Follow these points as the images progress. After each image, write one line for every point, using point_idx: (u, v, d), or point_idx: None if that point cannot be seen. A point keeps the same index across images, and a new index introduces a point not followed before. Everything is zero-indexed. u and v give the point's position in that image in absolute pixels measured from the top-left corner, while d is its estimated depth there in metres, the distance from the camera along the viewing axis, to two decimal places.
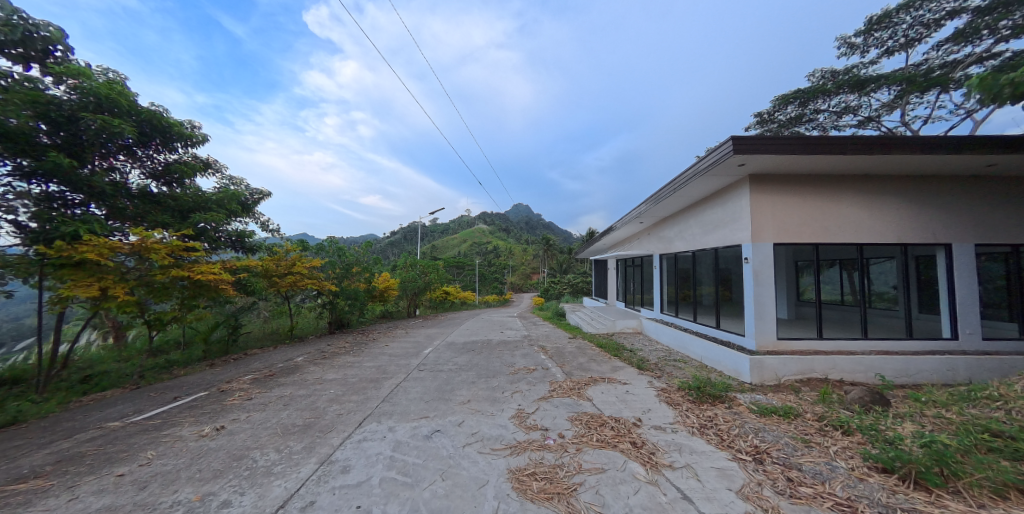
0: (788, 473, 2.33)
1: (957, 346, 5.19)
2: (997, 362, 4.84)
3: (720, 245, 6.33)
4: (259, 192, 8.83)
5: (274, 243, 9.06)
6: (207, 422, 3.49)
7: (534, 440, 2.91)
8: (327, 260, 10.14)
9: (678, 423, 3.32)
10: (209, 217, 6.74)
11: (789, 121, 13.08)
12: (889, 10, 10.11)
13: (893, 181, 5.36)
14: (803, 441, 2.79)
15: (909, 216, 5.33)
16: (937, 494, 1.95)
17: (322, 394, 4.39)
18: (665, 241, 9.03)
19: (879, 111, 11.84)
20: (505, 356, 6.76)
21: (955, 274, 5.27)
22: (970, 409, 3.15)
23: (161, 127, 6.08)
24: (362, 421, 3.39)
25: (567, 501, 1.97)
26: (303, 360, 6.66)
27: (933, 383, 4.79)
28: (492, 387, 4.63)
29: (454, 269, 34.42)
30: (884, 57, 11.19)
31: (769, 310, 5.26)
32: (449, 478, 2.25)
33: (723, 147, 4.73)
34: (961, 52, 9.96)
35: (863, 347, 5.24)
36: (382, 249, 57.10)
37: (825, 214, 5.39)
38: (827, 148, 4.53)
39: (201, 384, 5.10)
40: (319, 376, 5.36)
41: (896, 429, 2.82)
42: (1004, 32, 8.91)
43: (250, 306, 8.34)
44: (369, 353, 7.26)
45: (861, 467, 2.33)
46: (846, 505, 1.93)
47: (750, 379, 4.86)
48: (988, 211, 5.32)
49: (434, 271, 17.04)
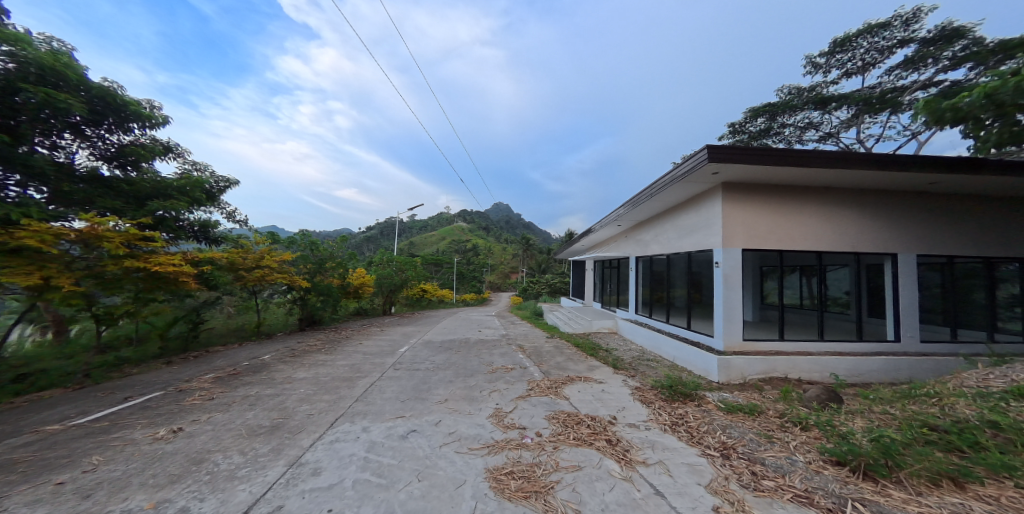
0: (753, 467, 2.45)
1: (900, 348, 5.65)
2: (932, 362, 5.33)
3: (694, 249, 6.55)
4: (226, 179, 8.29)
5: (242, 235, 8.62)
6: (163, 423, 3.26)
7: (512, 439, 2.90)
8: (298, 254, 9.68)
9: (652, 421, 3.42)
10: (169, 204, 6.25)
11: (758, 133, 13.74)
12: (849, 33, 10.85)
13: (853, 194, 5.76)
14: (766, 436, 2.95)
15: (865, 226, 5.74)
16: (883, 484, 2.12)
17: (292, 393, 4.21)
18: (642, 243, 9.21)
19: (838, 128, 12.70)
20: (483, 355, 6.69)
21: (899, 282, 5.72)
22: (912, 406, 3.43)
23: (116, 105, 5.60)
24: (334, 422, 3.27)
25: (545, 500, 1.98)
26: (271, 358, 6.35)
27: (880, 382, 5.19)
28: (469, 387, 4.59)
29: (432, 267, 33.99)
30: (844, 78, 11.98)
31: (737, 312, 5.53)
32: (426, 479, 2.21)
33: (698, 155, 4.93)
34: (909, 77, 10.84)
35: (821, 349, 5.60)
36: (357, 247, 54.95)
37: (792, 222, 5.72)
38: (795, 160, 4.79)
39: (158, 383, 4.76)
40: (288, 375, 5.12)
41: (848, 425, 3.04)
42: (945, 62, 9.78)
43: (213, 301, 7.83)
44: (342, 351, 7.02)
45: (817, 461, 2.49)
46: (804, 497, 2.07)
47: (718, 377, 5.09)
48: (928, 225, 5.81)
49: (411, 268, 16.74)
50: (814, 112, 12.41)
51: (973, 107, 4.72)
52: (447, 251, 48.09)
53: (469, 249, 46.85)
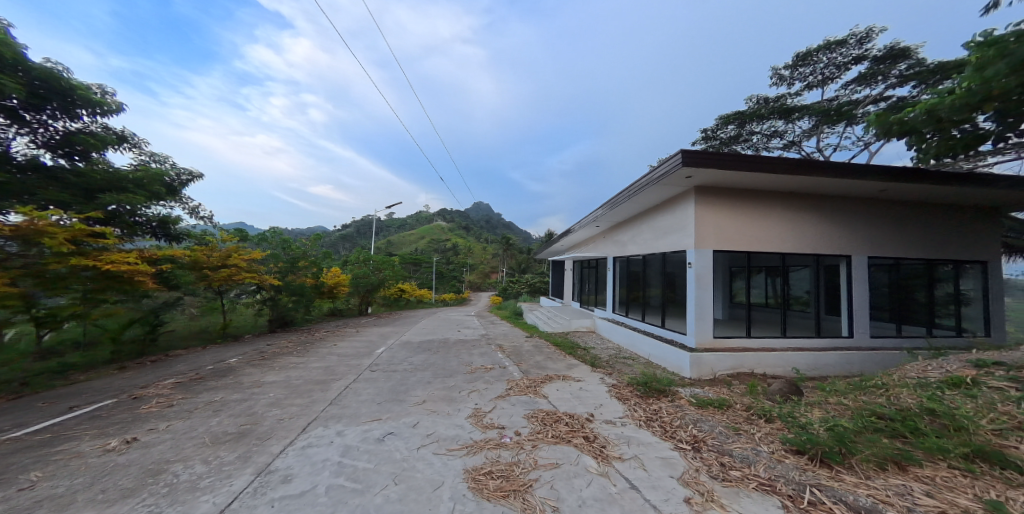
0: (721, 459, 2.57)
1: (853, 343, 6.08)
2: (881, 356, 5.77)
3: (668, 250, 6.77)
4: (188, 172, 7.81)
5: (207, 232, 8.19)
6: (116, 433, 3.03)
7: (491, 439, 2.90)
8: (268, 252, 9.27)
9: (628, 417, 3.52)
10: (123, 198, 5.82)
11: (729, 139, 14.36)
12: (810, 49, 11.54)
13: (814, 199, 6.14)
14: (734, 429, 3.10)
15: (824, 230, 6.14)
16: (837, 470, 2.27)
17: (261, 398, 4.03)
18: (620, 244, 9.43)
19: (801, 137, 13.47)
20: (463, 356, 6.64)
21: (853, 282, 6.16)
22: (862, 396, 3.70)
23: (61, 88, 5.19)
24: (307, 426, 3.15)
25: (523, 499, 1.99)
26: (238, 361, 6.05)
27: (836, 375, 5.57)
28: (449, 387, 4.55)
29: (411, 266, 33.40)
30: (806, 90, 12.72)
31: (708, 311, 5.77)
32: (403, 482, 2.18)
33: (673, 159, 5.10)
34: (863, 92, 11.64)
35: (784, 345, 5.94)
36: (332, 245, 53.07)
37: (759, 225, 6.02)
38: (762, 166, 5.04)
39: (110, 391, 4.43)
40: (257, 379, 4.89)
41: (807, 415, 3.24)
42: (893, 79, 10.58)
43: (175, 302, 7.30)
44: (316, 353, 6.78)
45: (779, 450, 2.63)
46: (767, 485, 2.19)
47: (690, 374, 5.29)
48: (878, 230, 6.28)
49: (389, 267, 16.38)
50: (779, 121, 13.10)
51: (916, 121, 5.19)
52: (426, 250, 47.32)
53: (449, 249, 46.29)
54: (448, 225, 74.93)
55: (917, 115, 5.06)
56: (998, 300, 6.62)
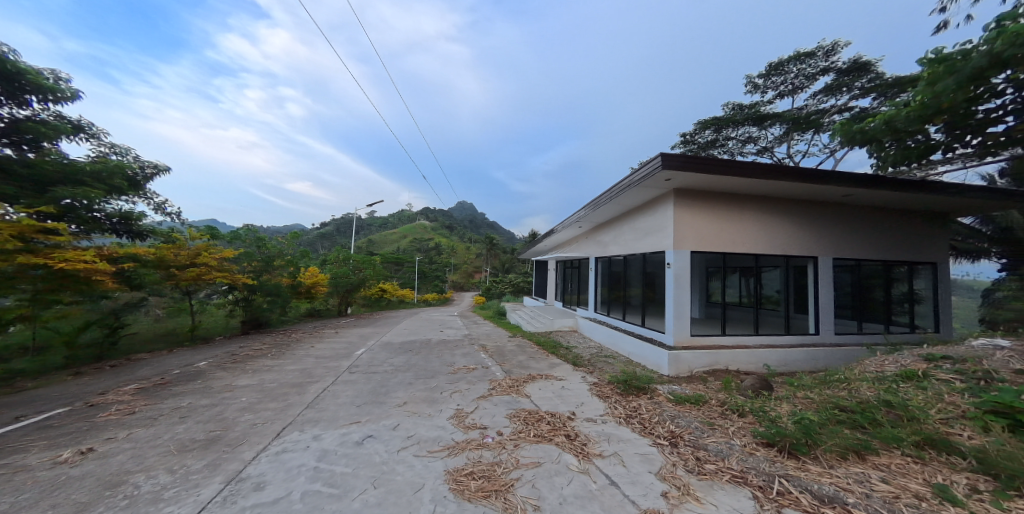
0: (697, 453, 2.66)
1: (819, 339, 6.41)
2: (844, 352, 6.11)
3: (648, 251, 6.93)
4: (153, 165, 7.39)
5: (174, 230, 7.79)
6: (69, 444, 2.83)
7: (473, 439, 2.89)
8: (242, 250, 8.88)
9: (608, 415, 3.58)
10: (80, 192, 5.45)
11: (706, 144, 14.84)
12: (782, 59, 12.07)
13: (784, 203, 6.43)
14: (709, 424, 3.21)
15: (793, 232, 6.44)
16: (803, 460, 2.39)
17: (232, 403, 3.86)
18: (602, 245, 9.57)
19: (773, 143, 14.08)
20: (445, 356, 6.58)
21: (819, 282, 6.48)
22: (827, 390, 3.90)
23: (9, 72, 4.82)
24: (281, 431, 3.04)
25: (505, 498, 1.99)
26: (208, 365, 5.77)
27: (803, 371, 5.85)
28: (430, 388, 4.50)
29: (392, 266, 32.81)
30: (778, 99, 13.31)
31: (686, 310, 5.94)
32: (382, 485, 2.14)
33: (653, 162, 5.22)
34: (829, 102, 12.29)
35: (756, 342, 6.19)
36: (310, 244, 51.45)
37: (734, 227, 6.25)
38: (737, 171, 5.23)
39: (63, 398, 4.14)
40: (228, 383, 4.68)
41: (777, 409, 3.40)
42: (856, 91, 11.22)
43: (138, 302, 6.91)
44: (292, 356, 6.55)
45: (751, 443, 2.74)
46: (740, 477, 2.27)
47: (668, 371, 5.43)
48: (843, 233, 6.64)
49: (370, 267, 16.04)
50: (752, 127, 13.65)
51: (877, 131, 5.53)
52: (408, 250, 46.57)
53: (432, 249, 45.73)
54: (431, 224, 73.92)
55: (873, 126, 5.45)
56: (947, 299, 7.13)
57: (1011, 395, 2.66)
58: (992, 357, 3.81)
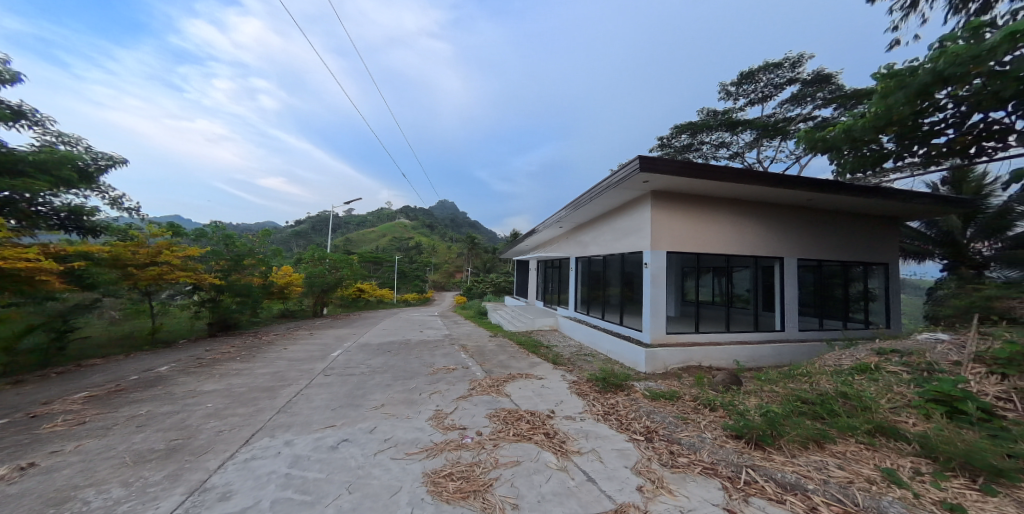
0: (671, 447, 2.75)
1: (784, 336, 6.77)
2: (807, 347, 6.48)
3: (627, 251, 7.09)
4: (107, 156, 6.88)
5: (132, 226, 7.30)
6: (7, 460, 2.60)
7: (452, 440, 2.87)
8: (209, 249, 8.42)
9: (587, 412, 3.64)
10: (22, 184, 5.01)
11: (682, 148, 15.33)
12: (753, 68, 12.64)
13: (753, 206, 6.73)
14: (682, 418, 3.32)
15: (762, 234, 6.75)
16: (768, 451, 2.52)
17: (196, 409, 3.66)
18: (582, 245, 9.69)
19: (744, 149, 14.71)
20: (425, 357, 6.49)
21: (785, 281, 6.84)
22: (790, 384, 4.13)
23: None
24: (250, 438, 2.91)
25: (483, 498, 1.99)
26: (169, 370, 5.44)
27: (770, 366, 6.16)
28: (409, 389, 4.43)
29: (371, 265, 32.05)
30: (749, 106, 13.92)
31: (662, 308, 6.12)
32: (358, 490, 2.09)
33: (631, 164, 5.35)
34: (795, 111, 12.97)
35: (727, 339, 6.46)
36: (283, 242, 49.45)
37: (707, 228, 6.50)
38: (710, 174, 5.44)
39: (1, 410, 3.78)
40: (192, 388, 4.43)
41: (745, 403, 3.56)
42: (819, 101, 11.90)
43: (90, 304, 6.43)
44: (263, 359, 6.28)
45: (721, 436, 2.86)
46: (710, 469, 2.37)
47: (645, 368, 5.58)
48: (806, 235, 7.03)
49: (347, 266, 15.60)
50: (725, 133, 14.21)
51: (836, 139, 5.89)
52: (388, 249, 45.59)
53: (412, 248, 44.95)
54: (411, 223, 72.80)
55: (833, 134, 5.79)
56: (897, 296, 7.70)
57: (951, 385, 2.90)
58: (934, 350, 4.14)
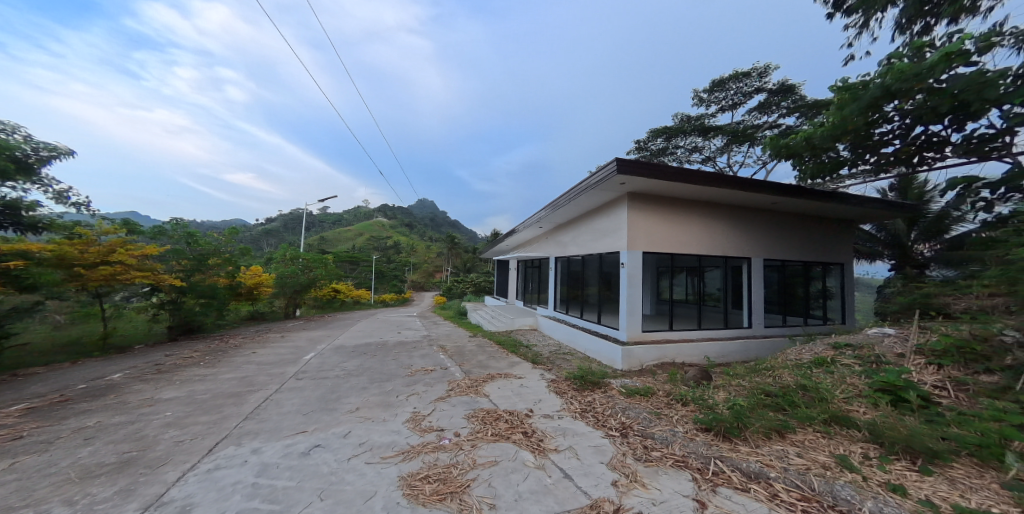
0: (645, 442, 2.83)
1: (751, 332, 7.12)
2: (771, 343, 6.85)
3: (605, 251, 7.24)
4: (50, 147, 6.32)
5: (81, 223, 6.76)
6: None
7: (429, 442, 2.84)
8: (169, 248, 7.92)
9: (564, 410, 3.69)
10: None
11: (657, 151, 15.80)
12: (723, 77, 13.19)
13: (723, 209, 7.04)
14: (656, 413, 3.43)
15: (731, 235, 7.07)
16: (734, 442, 2.65)
17: (153, 418, 3.43)
18: (562, 245, 9.80)
19: (715, 153, 15.33)
20: (402, 358, 6.37)
21: (752, 280, 7.20)
22: (756, 378, 4.35)
23: None
24: (214, 447, 2.77)
25: (460, 499, 1.98)
26: (124, 377, 5.08)
27: (738, 361, 6.47)
28: (386, 392, 4.34)
29: (347, 265, 31.15)
30: (720, 113, 14.51)
31: (638, 307, 6.29)
32: (330, 496, 2.03)
33: (609, 167, 5.47)
34: (762, 118, 13.64)
35: (699, 336, 6.73)
36: (252, 241, 47.19)
37: (681, 230, 6.73)
38: (683, 178, 5.64)
39: None
40: (148, 397, 4.15)
41: (714, 397, 3.72)
42: (784, 110, 12.57)
43: (31, 307, 5.90)
44: (229, 363, 5.97)
45: (692, 429, 2.97)
46: (681, 461, 2.46)
47: (621, 366, 5.72)
48: (771, 236, 7.42)
49: (322, 266, 15.08)
50: (698, 138, 14.76)
51: (798, 146, 6.25)
52: (364, 249, 44.41)
53: (390, 248, 44.01)
54: (390, 222, 71.25)
55: (793, 141, 6.18)
56: (851, 294, 8.26)
57: (895, 376, 3.15)
58: (882, 344, 4.48)
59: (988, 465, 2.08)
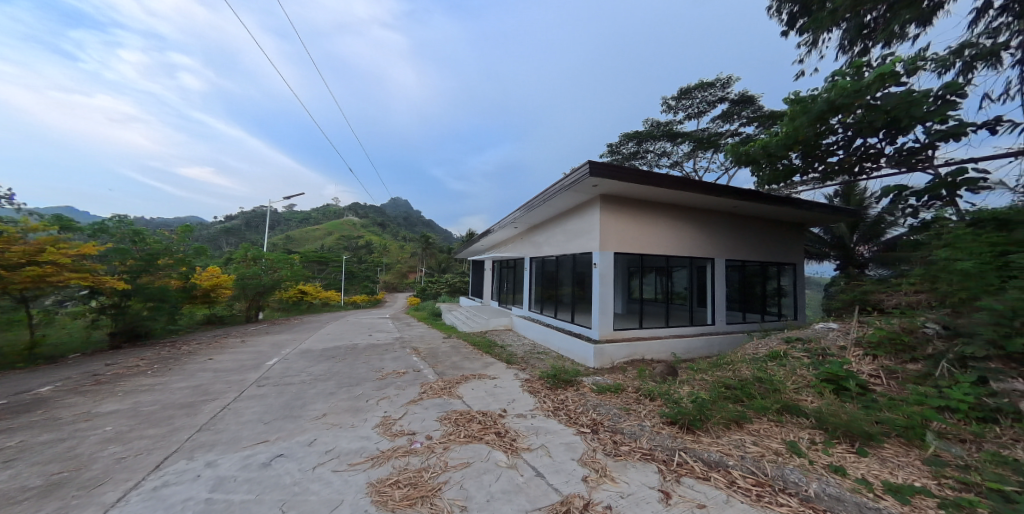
0: (614, 437, 2.92)
1: (714, 328, 7.52)
2: (732, 338, 7.26)
3: (578, 252, 7.38)
4: None
5: (2, 218, 6.05)
6: None
7: (400, 447, 2.78)
8: (111, 246, 7.25)
9: (537, 409, 3.73)
10: None
11: (629, 155, 16.31)
12: (690, 85, 13.83)
13: (689, 211, 7.38)
14: (625, 409, 3.54)
15: (696, 236, 7.43)
16: (697, 433, 2.79)
17: (90, 435, 3.12)
18: (536, 245, 9.89)
19: (682, 158, 16.03)
20: (373, 361, 6.19)
21: (715, 279, 7.60)
22: (718, 372, 4.60)
23: None
24: (162, 462, 2.56)
25: (431, 503, 1.96)
26: (54, 390, 4.58)
27: (702, 356, 6.81)
28: (355, 397, 4.20)
29: (315, 265, 29.85)
30: (687, 120, 15.19)
31: (609, 306, 6.47)
32: (293, 508, 1.94)
33: (582, 169, 5.59)
34: (725, 126, 14.41)
35: (666, 332, 7.02)
36: (209, 239, 44.11)
37: (650, 231, 6.99)
38: (652, 181, 5.86)
39: None
40: (84, 411, 3.77)
41: (679, 391, 3.89)
42: (744, 119, 13.35)
43: None
44: (181, 371, 5.55)
45: (658, 423, 3.09)
46: (648, 454, 2.55)
47: (593, 364, 5.86)
48: (732, 238, 7.86)
49: (287, 266, 14.36)
50: (667, 143, 15.38)
51: (756, 154, 6.66)
52: (334, 248, 42.70)
53: (361, 248, 42.60)
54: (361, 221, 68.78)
55: (753, 149, 6.55)
56: (802, 292, 8.92)
57: (837, 367, 3.43)
58: (827, 337, 4.88)
59: (914, 444, 2.33)
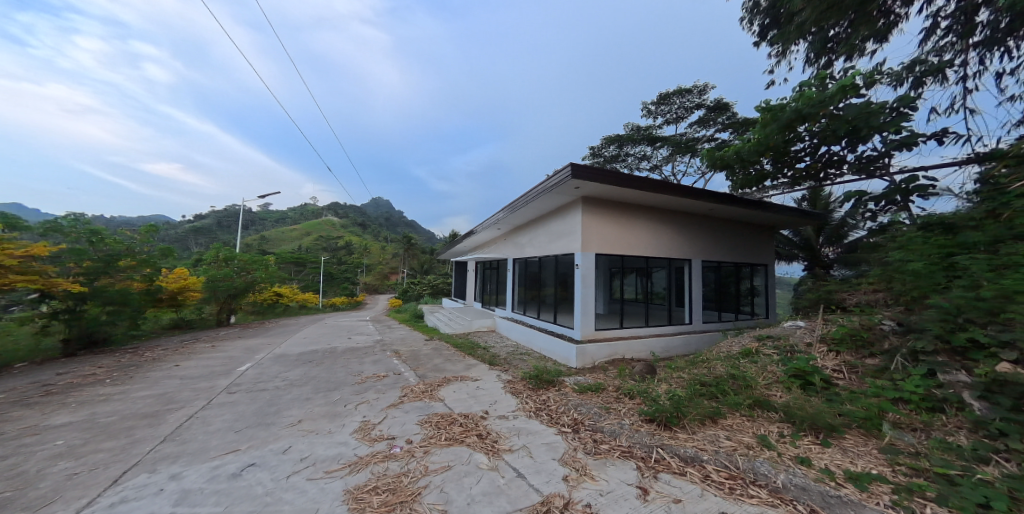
0: (594, 436, 2.97)
1: (691, 327, 7.75)
2: (708, 337, 7.51)
3: (560, 253, 7.46)
4: None
5: None
6: None
7: (379, 452, 2.72)
8: (66, 247, 6.77)
9: (519, 410, 3.74)
10: None
11: (610, 158, 16.61)
12: (668, 91, 14.23)
13: (667, 213, 7.58)
14: (605, 408, 3.60)
15: (674, 238, 7.64)
16: (673, 430, 2.86)
17: (38, 450, 2.90)
18: (519, 246, 9.92)
19: (661, 162, 16.46)
20: (352, 365, 6.04)
21: (692, 279, 7.83)
22: (694, 369, 4.74)
23: None
24: (121, 476, 2.41)
25: (410, 508, 1.93)
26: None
27: (680, 354, 7.01)
28: (333, 402, 4.08)
29: (291, 266, 28.87)
30: (665, 125, 15.62)
31: (590, 307, 6.56)
32: None
33: (564, 172, 5.65)
34: (702, 132, 14.90)
35: (645, 332, 7.18)
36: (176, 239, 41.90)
37: (630, 233, 7.15)
38: (632, 184, 5.98)
39: None
40: (32, 424, 3.49)
41: (657, 389, 3.99)
42: (719, 125, 13.84)
43: None
44: (143, 379, 5.24)
45: (637, 421, 3.16)
46: (627, 452, 2.60)
47: (575, 363, 5.92)
48: (708, 239, 8.14)
49: (261, 268, 13.82)
50: (646, 147, 15.76)
51: (730, 159, 6.91)
52: (312, 249, 41.42)
53: (341, 248, 41.53)
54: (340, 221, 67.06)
55: (728, 154, 6.79)
56: (773, 291, 9.33)
57: (804, 363, 3.61)
58: (795, 334, 5.12)
59: (871, 434, 2.48)
